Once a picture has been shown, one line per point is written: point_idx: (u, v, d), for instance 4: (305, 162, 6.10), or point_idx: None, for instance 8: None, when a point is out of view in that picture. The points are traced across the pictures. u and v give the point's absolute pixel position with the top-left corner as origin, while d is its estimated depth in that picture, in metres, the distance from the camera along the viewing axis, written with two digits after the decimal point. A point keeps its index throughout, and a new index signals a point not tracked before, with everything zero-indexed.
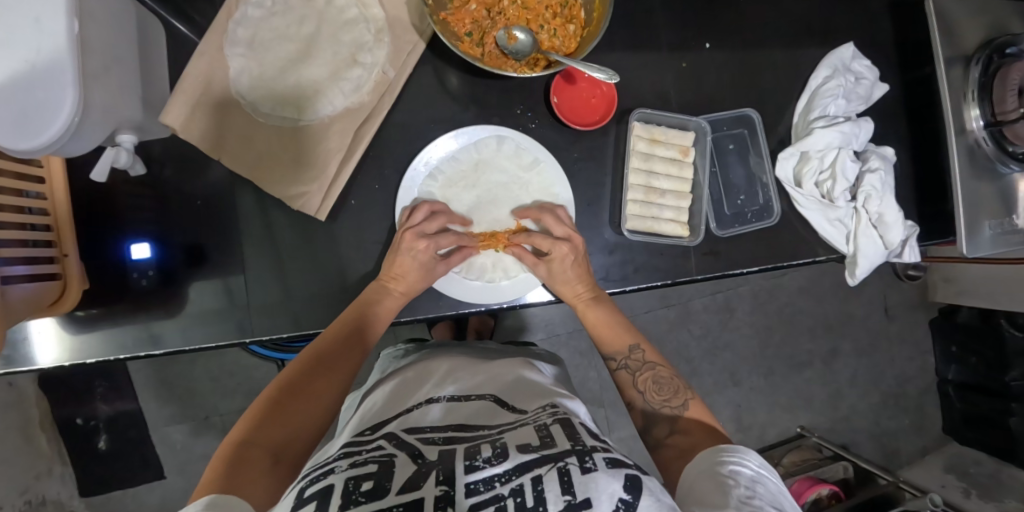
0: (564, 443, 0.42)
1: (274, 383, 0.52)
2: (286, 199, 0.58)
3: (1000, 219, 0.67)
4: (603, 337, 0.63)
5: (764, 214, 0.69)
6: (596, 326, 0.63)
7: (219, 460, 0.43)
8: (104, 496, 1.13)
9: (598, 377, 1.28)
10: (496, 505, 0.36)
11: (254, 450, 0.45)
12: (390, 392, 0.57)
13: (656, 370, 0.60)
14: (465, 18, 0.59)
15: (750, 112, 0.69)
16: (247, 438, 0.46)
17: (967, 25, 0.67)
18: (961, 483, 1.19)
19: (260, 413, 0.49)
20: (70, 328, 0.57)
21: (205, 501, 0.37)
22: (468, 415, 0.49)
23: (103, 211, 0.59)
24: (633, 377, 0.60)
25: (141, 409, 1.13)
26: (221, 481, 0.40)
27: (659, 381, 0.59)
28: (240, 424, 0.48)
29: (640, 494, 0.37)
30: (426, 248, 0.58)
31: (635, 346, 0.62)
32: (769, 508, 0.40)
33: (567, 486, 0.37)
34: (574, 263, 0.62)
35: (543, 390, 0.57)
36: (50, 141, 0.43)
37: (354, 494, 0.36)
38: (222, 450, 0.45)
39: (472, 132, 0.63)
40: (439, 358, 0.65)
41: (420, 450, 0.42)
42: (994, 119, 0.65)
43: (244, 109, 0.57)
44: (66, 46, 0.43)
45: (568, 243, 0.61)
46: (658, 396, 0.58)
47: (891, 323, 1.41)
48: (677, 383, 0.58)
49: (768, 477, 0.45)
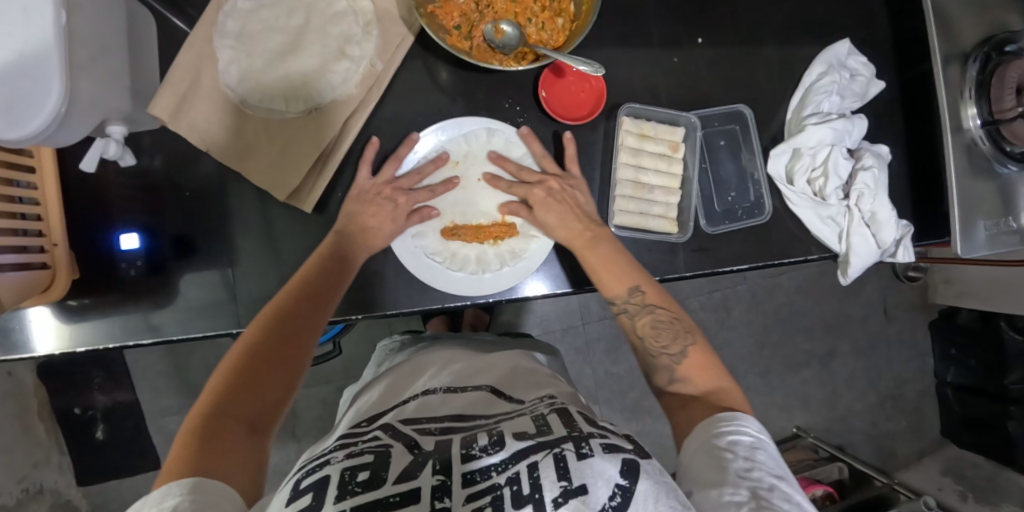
0: (561, 430, 0.42)
1: (237, 345, 0.49)
2: (272, 190, 0.58)
3: (996, 220, 0.66)
4: (603, 281, 0.59)
5: (756, 210, 0.68)
6: (597, 270, 0.59)
7: (189, 433, 0.41)
8: (100, 486, 1.14)
9: (594, 374, 1.28)
10: (494, 494, 0.35)
11: (225, 422, 0.43)
12: (386, 386, 0.57)
13: (656, 313, 0.57)
14: (454, 10, 0.58)
15: (743, 107, 0.68)
16: (216, 408, 0.44)
17: (965, 21, 0.66)
18: (959, 486, 1.18)
19: (226, 379, 0.47)
20: (61, 317, 0.58)
21: (191, 481, 0.36)
22: (464, 406, 0.49)
23: (92, 200, 0.59)
24: (633, 322, 0.58)
25: (138, 399, 1.14)
26: (195, 458, 0.39)
27: (658, 326, 0.57)
28: (207, 393, 0.46)
29: (637, 478, 0.37)
30: (404, 202, 0.60)
31: (635, 289, 0.58)
32: (768, 479, 0.40)
33: (563, 472, 0.36)
34: (559, 196, 0.62)
35: (540, 382, 0.57)
36: (37, 130, 0.44)
37: (350, 484, 0.36)
38: (189, 422, 0.43)
39: (460, 124, 0.63)
40: (438, 350, 0.64)
41: (416, 441, 0.42)
42: (991, 117, 0.65)
43: (232, 100, 0.56)
44: (51, 34, 0.42)
45: (543, 185, 0.62)
46: (656, 343, 0.56)
47: (890, 324, 1.40)
48: (677, 327, 0.56)
49: (767, 444, 0.45)
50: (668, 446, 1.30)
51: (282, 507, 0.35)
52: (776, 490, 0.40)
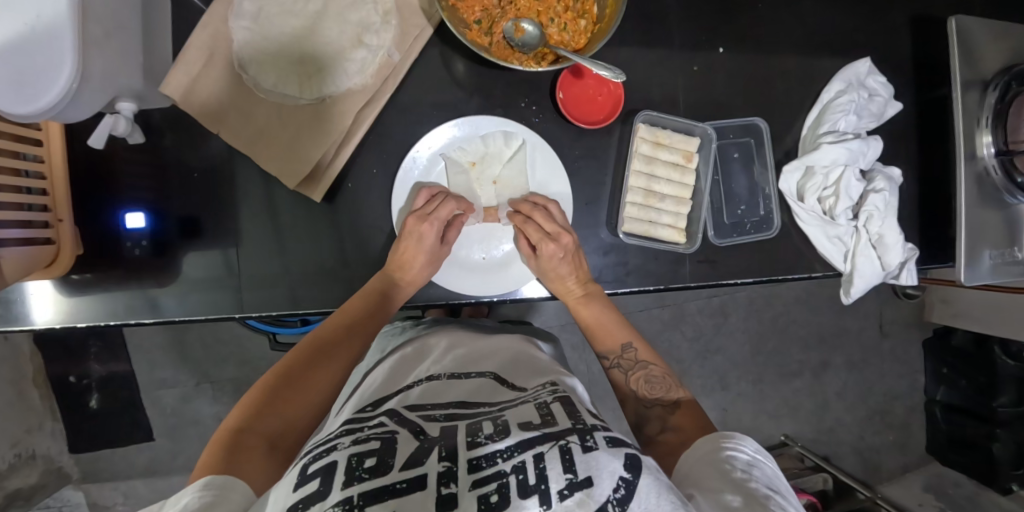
0: (565, 422, 0.42)
1: (272, 372, 0.53)
2: (279, 176, 0.57)
3: (1002, 249, 0.66)
4: (595, 335, 0.63)
5: (764, 225, 0.69)
6: (587, 324, 0.64)
7: (216, 442, 0.45)
8: (92, 454, 1.14)
9: (588, 371, 1.29)
10: (499, 482, 0.35)
11: (251, 436, 0.46)
12: (391, 368, 0.57)
13: (649, 369, 0.60)
14: (475, 5, 0.57)
15: (758, 121, 0.68)
16: (243, 424, 0.47)
17: (986, 48, 0.66)
18: (938, 503, 1.22)
19: (258, 400, 0.50)
20: (65, 292, 0.57)
21: (203, 481, 0.38)
22: (467, 393, 0.49)
23: (99, 176, 0.59)
24: (626, 376, 0.61)
25: (133, 371, 1.14)
26: (217, 463, 0.41)
27: (652, 380, 0.59)
28: (237, 411, 0.49)
29: (640, 472, 0.36)
30: (431, 229, 0.58)
31: (628, 345, 0.62)
32: (764, 489, 0.41)
33: (568, 465, 0.36)
34: (569, 258, 0.61)
35: (544, 368, 0.58)
36: (49, 106, 0.43)
37: (357, 470, 0.36)
38: (218, 435, 0.46)
39: (476, 124, 0.62)
40: (441, 333, 0.65)
41: (422, 427, 0.42)
42: (1006, 147, 0.64)
43: (246, 83, 0.55)
44: (67, 10, 0.42)
45: (556, 240, 0.60)
46: (650, 394, 0.58)
47: (884, 340, 1.41)
48: (668, 382, 0.59)
49: (764, 462, 0.45)
50: None
51: (288, 492, 0.35)
52: (773, 499, 0.40)
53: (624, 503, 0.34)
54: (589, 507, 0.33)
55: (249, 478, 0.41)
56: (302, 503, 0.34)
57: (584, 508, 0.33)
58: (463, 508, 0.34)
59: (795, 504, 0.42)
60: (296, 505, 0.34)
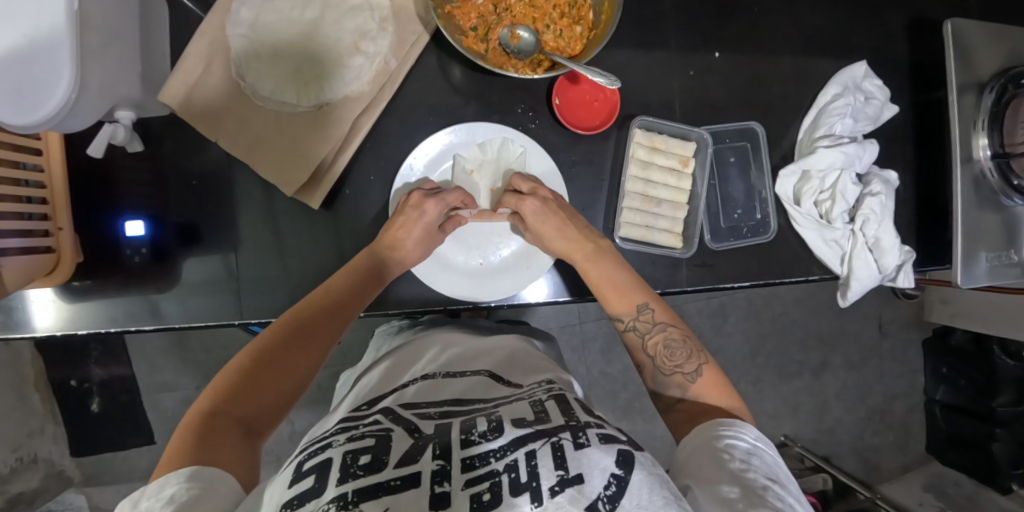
0: (559, 419, 0.42)
1: (249, 347, 0.51)
2: (277, 183, 0.58)
3: (999, 252, 0.66)
4: (608, 299, 0.59)
5: (761, 229, 0.69)
6: (599, 286, 0.60)
7: (188, 427, 0.44)
8: (94, 458, 1.15)
9: (588, 373, 1.29)
10: (492, 480, 0.36)
11: (224, 422, 0.45)
12: (386, 369, 0.57)
13: (668, 331, 0.57)
14: (471, 11, 0.58)
15: (755, 125, 0.68)
16: (217, 407, 0.46)
17: (981, 51, 0.66)
18: (938, 502, 1.22)
19: (233, 381, 0.49)
20: (65, 299, 0.58)
21: (189, 471, 0.38)
22: (462, 391, 0.49)
23: (99, 184, 0.59)
24: (643, 340, 0.57)
25: (135, 375, 1.15)
26: (192, 449, 0.41)
27: (671, 345, 0.56)
28: (209, 391, 0.48)
29: (632, 468, 0.37)
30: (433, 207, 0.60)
31: (644, 305, 0.58)
32: (762, 480, 0.41)
33: (561, 461, 0.36)
34: (554, 209, 0.60)
35: (539, 366, 0.58)
36: (46, 117, 0.43)
37: (351, 468, 0.36)
38: (190, 418, 0.45)
39: (473, 131, 0.63)
40: (438, 333, 0.65)
41: (417, 424, 0.42)
42: (1002, 149, 0.64)
43: (244, 91, 0.56)
44: (65, 21, 0.42)
45: (536, 196, 0.61)
46: (669, 363, 0.55)
47: (883, 340, 1.41)
48: (690, 346, 0.56)
49: (765, 450, 0.46)
50: (657, 448, 1.32)
51: (284, 489, 0.36)
52: (771, 490, 0.40)
53: (616, 500, 0.34)
54: (579, 504, 0.33)
55: (230, 468, 0.41)
56: (297, 501, 0.34)
57: (575, 505, 0.33)
58: (455, 507, 0.34)
59: (795, 493, 0.42)
60: (291, 503, 0.34)
